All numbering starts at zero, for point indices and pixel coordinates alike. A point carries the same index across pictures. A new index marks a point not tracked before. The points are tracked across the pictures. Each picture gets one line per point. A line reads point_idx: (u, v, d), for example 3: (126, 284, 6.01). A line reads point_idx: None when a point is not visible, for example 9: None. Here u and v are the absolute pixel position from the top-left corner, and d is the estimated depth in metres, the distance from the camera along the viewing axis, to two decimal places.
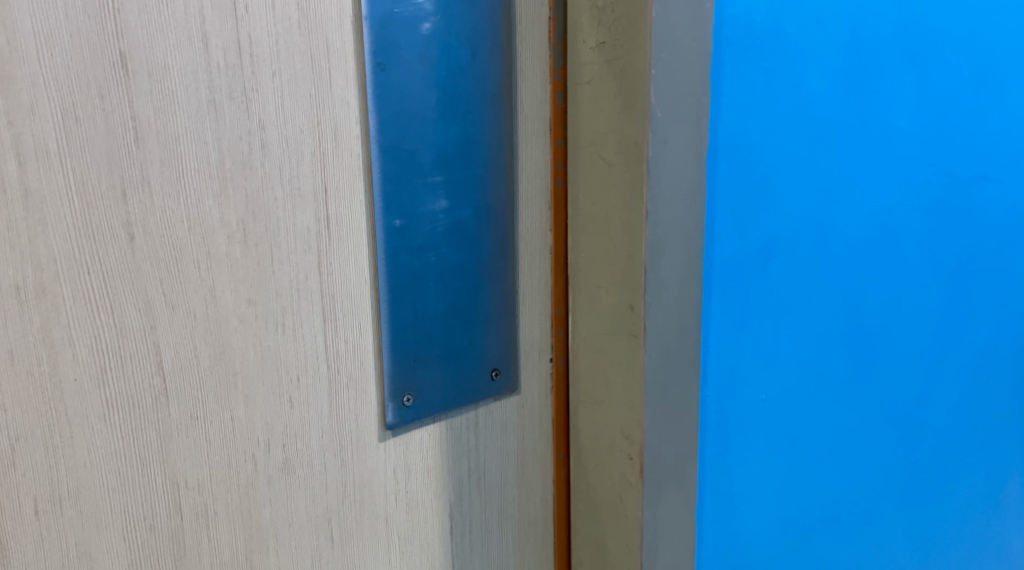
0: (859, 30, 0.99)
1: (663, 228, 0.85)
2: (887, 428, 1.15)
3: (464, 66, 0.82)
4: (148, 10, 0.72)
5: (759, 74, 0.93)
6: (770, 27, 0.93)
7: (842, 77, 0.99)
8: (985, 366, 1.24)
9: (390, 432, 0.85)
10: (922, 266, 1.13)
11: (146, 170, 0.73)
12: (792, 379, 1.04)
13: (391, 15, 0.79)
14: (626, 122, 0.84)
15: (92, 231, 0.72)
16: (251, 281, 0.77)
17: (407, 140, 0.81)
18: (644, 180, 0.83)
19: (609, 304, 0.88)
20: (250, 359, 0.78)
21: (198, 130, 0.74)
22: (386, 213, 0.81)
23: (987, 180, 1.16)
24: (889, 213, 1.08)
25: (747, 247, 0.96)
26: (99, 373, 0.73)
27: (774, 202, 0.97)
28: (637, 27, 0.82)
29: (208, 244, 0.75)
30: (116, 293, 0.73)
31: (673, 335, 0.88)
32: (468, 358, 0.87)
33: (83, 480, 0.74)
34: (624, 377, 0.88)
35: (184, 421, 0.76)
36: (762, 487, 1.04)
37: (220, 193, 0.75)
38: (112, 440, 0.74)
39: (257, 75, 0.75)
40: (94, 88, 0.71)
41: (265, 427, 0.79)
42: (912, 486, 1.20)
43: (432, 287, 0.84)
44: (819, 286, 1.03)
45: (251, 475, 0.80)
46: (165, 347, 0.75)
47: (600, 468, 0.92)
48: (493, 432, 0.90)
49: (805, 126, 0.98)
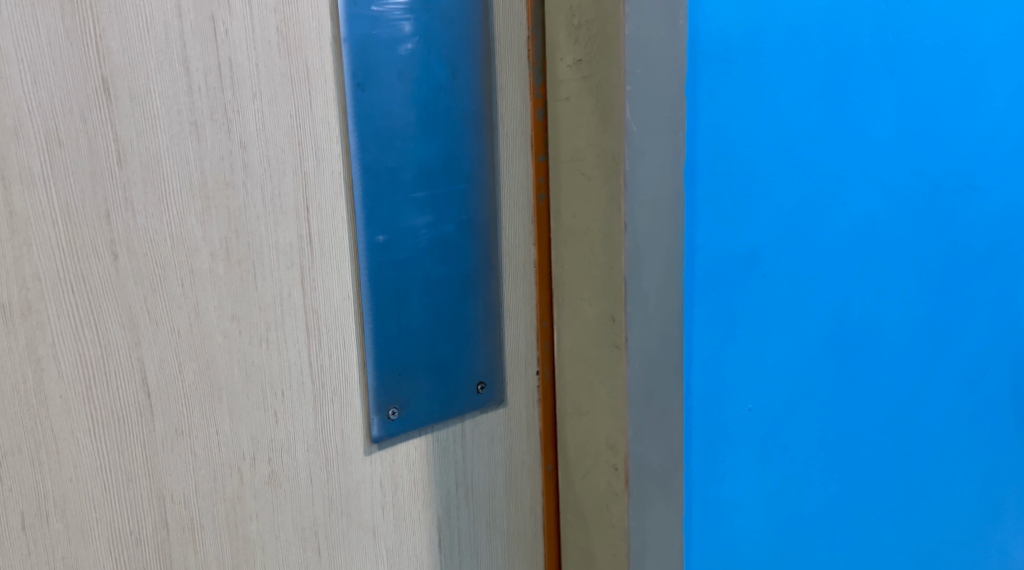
0: (836, 41, 1.01)
1: (642, 240, 0.87)
2: (881, 437, 1.16)
3: (444, 84, 0.84)
4: (128, 35, 0.73)
5: (737, 86, 0.94)
6: (745, 42, 0.94)
7: (820, 89, 1.00)
8: (977, 373, 1.25)
9: (376, 445, 0.86)
10: (909, 274, 1.14)
11: (129, 190, 0.74)
12: (780, 388, 1.05)
13: (369, 37, 0.81)
14: (603, 136, 0.85)
15: (76, 251, 0.73)
16: (235, 297, 0.79)
17: (389, 158, 0.83)
18: (621, 193, 0.85)
19: (592, 315, 0.89)
20: (235, 374, 0.79)
21: (180, 150, 0.76)
22: (368, 228, 0.83)
23: (970, 189, 1.17)
24: (874, 222, 1.09)
25: (728, 257, 0.97)
26: (85, 390, 0.75)
27: (757, 213, 0.98)
28: (611, 45, 0.84)
29: (191, 261, 0.77)
30: (100, 311, 0.74)
31: (654, 344, 0.89)
32: (453, 371, 0.88)
33: (70, 495, 0.75)
34: (608, 388, 0.89)
35: (170, 436, 0.78)
36: (754, 497, 1.05)
37: (203, 212, 0.77)
38: (98, 456, 0.76)
39: (238, 98, 0.77)
40: (77, 112, 0.72)
41: (250, 441, 0.81)
42: (907, 496, 1.21)
43: (417, 300, 0.86)
44: (805, 295, 1.04)
45: (237, 489, 0.81)
46: (150, 363, 0.76)
47: (587, 478, 0.92)
48: (481, 443, 0.91)
49: (786, 137, 0.99)
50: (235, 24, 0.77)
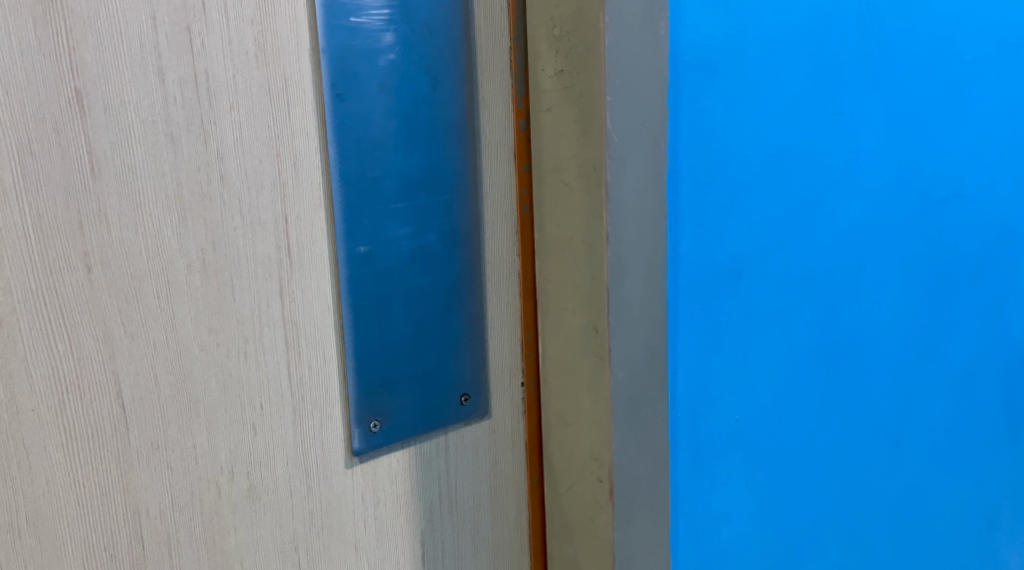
0: (820, 51, 1.00)
1: (624, 250, 0.86)
2: (871, 446, 1.15)
3: (425, 94, 0.84)
4: (102, 46, 0.73)
5: (720, 95, 0.94)
6: (728, 53, 0.94)
7: (804, 98, 1.00)
8: (968, 383, 1.24)
9: (358, 458, 0.86)
10: (898, 284, 1.13)
11: (103, 202, 0.74)
12: (768, 398, 1.04)
13: (348, 47, 0.80)
14: (585, 146, 0.85)
15: (49, 263, 0.73)
16: (212, 310, 0.78)
17: (368, 169, 0.82)
18: (604, 203, 0.84)
19: (576, 327, 0.88)
20: (213, 387, 0.79)
21: (156, 162, 0.75)
22: (349, 239, 0.82)
23: (959, 199, 1.17)
24: (862, 231, 1.08)
25: (713, 267, 0.97)
26: (58, 403, 0.74)
27: (742, 223, 0.98)
28: (591, 55, 0.83)
29: (167, 273, 0.76)
30: (73, 324, 0.74)
31: (638, 356, 0.89)
32: (436, 384, 0.88)
33: (43, 510, 0.75)
34: (592, 400, 0.88)
35: (146, 449, 0.77)
36: (743, 508, 1.04)
37: (179, 223, 0.76)
38: (72, 470, 0.75)
39: (215, 109, 0.77)
40: (49, 124, 0.72)
41: (228, 454, 0.80)
42: (899, 507, 1.20)
43: (399, 311, 0.85)
44: (792, 305, 1.04)
45: (215, 503, 0.80)
46: (125, 376, 0.76)
47: (572, 490, 0.91)
48: (466, 455, 0.91)
49: (770, 146, 0.98)
50: (211, 36, 0.76)
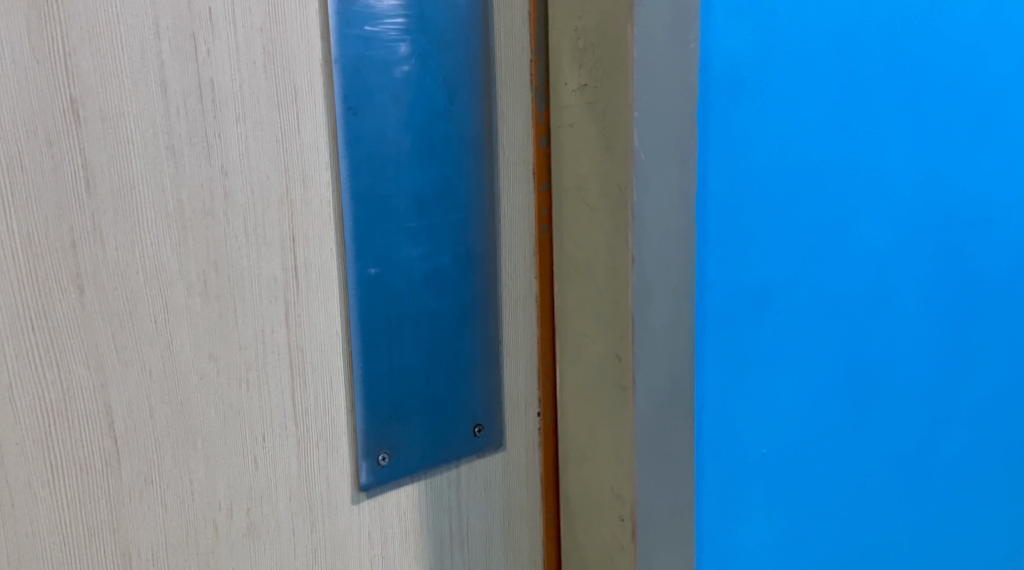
0: (850, 67, 0.95)
1: (650, 274, 0.81)
2: (897, 479, 1.10)
3: (441, 108, 0.79)
4: (101, 54, 0.68)
5: (748, 114, 0.89)
6: (757, 68, 0.89)
7: (834, 116, 0.95)
8: (995, 413, 1.19)
9: (365, 493, 0.81)
10: (926, 311, 1.08)
11: (98, 219, 0.69)
12: (793, 431, 0.99)
13: (362, 58, 0.76)
14: (608, 165, 0.80)
15: (39, 286, 0.68)
16: (212, 336, 0.73)
17: (381, 186, 0.77)
18: (629, 225, 0.79)
19: (597, 355, 0.84)
20: (211, 417, 0.74)
21: (155, 177, 0.71)
22: (359, 261, 0.77)
23: (988, 223, 1.12)
24: (890, 254, 1.03)
25: (739, 293, 0.92)
26: (45, 436, 0.69)
27: (769, 247, 0.93)
28: (618, 68, 0.78)
29: (165, 297, 0.72)
30: (63, 350, 0.69)
31: (663, 386, 0.84)
32: (446, 414, 0.83)
33: (26, 550, 0.70)
34: (613, 433, 0.83)
35: (138, 485, 0.72)
36: (765, 546, 0.99)
37: (179, 243, 0.72)
38: (58, 507, 0.70)
39: (219, 121, 0.72)
40: (42, 135, 0.67)
41: (227, 490, 0.75)
42: (923, 543, 1.15)
43: (411, 337, 0.80)
44: (818, 334, 0.99)
45: (212, 542, 0.75)
46: (118, 406, 0.71)
47: (591, 527, 0.87)
48: (478, 489, 0.86)
49: (800, 167, 0.93)
50: (218, 45, 0.72)
